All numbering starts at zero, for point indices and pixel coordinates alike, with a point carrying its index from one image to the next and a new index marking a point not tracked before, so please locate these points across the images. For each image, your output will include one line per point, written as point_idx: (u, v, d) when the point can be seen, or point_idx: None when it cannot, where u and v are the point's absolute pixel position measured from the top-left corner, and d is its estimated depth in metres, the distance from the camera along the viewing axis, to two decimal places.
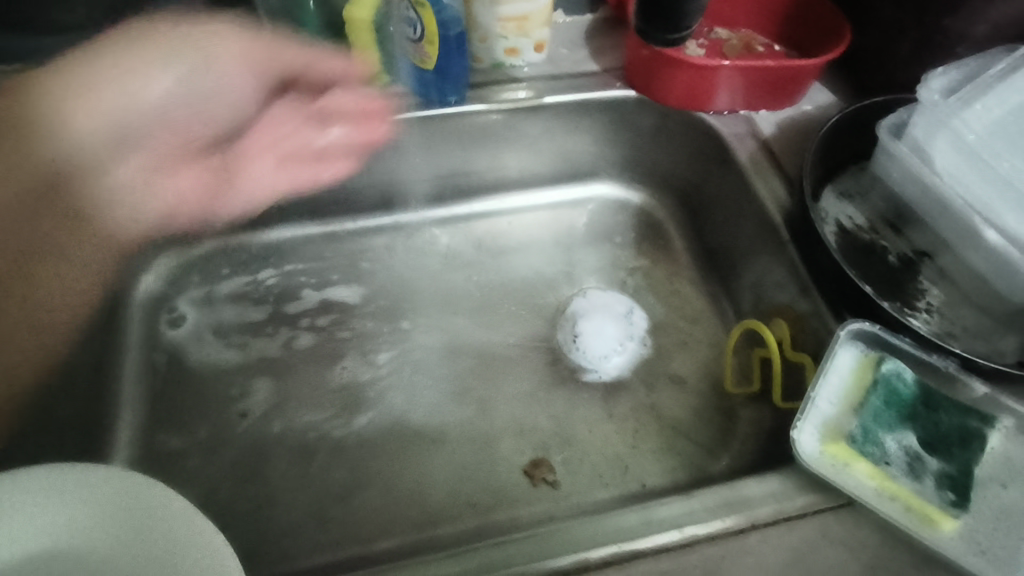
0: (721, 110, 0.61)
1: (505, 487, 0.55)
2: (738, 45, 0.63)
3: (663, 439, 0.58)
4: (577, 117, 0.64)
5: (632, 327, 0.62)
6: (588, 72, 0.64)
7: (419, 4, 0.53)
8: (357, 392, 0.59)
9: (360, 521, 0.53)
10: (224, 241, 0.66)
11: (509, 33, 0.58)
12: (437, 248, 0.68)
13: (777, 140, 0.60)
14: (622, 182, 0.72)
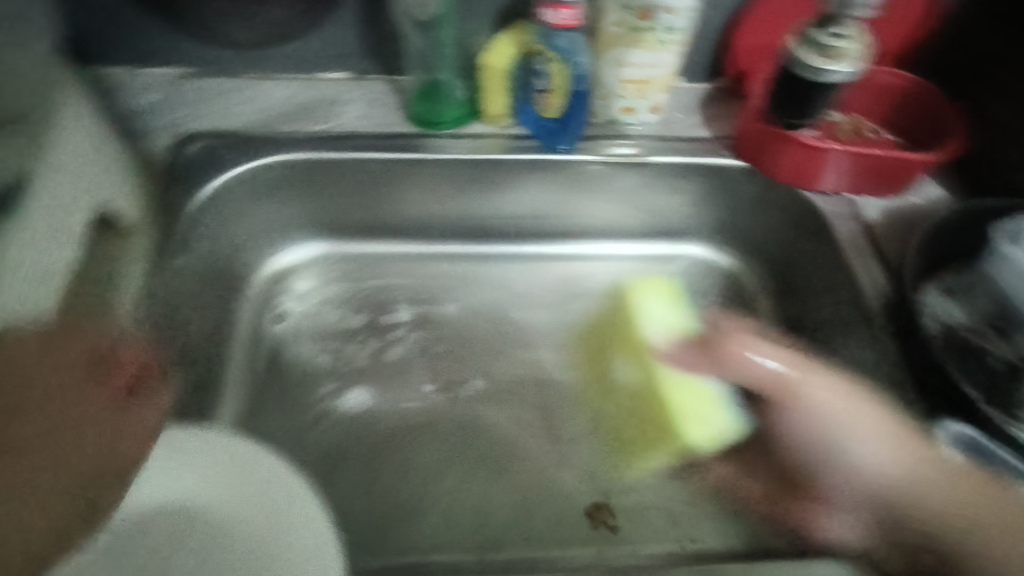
0: (826, 190, 0.62)
1: (567, 523, 0.56)
2: (851, 130, 0.63)
3: (732, 505, 0.58)
4: (681, 178, 0.67)
5: None
6: (700, 137, 0.66)
7: (553, 59, 0.57)
8: (437, 414, 0.61)
9: (425, 533, 0.55)
10: (334, 245, 0.69)
11: (629, 93, 0.61)
12: (526, 282, 0.71)
13: (881, 225, 0.61)
14: (713, 244, 0.73)
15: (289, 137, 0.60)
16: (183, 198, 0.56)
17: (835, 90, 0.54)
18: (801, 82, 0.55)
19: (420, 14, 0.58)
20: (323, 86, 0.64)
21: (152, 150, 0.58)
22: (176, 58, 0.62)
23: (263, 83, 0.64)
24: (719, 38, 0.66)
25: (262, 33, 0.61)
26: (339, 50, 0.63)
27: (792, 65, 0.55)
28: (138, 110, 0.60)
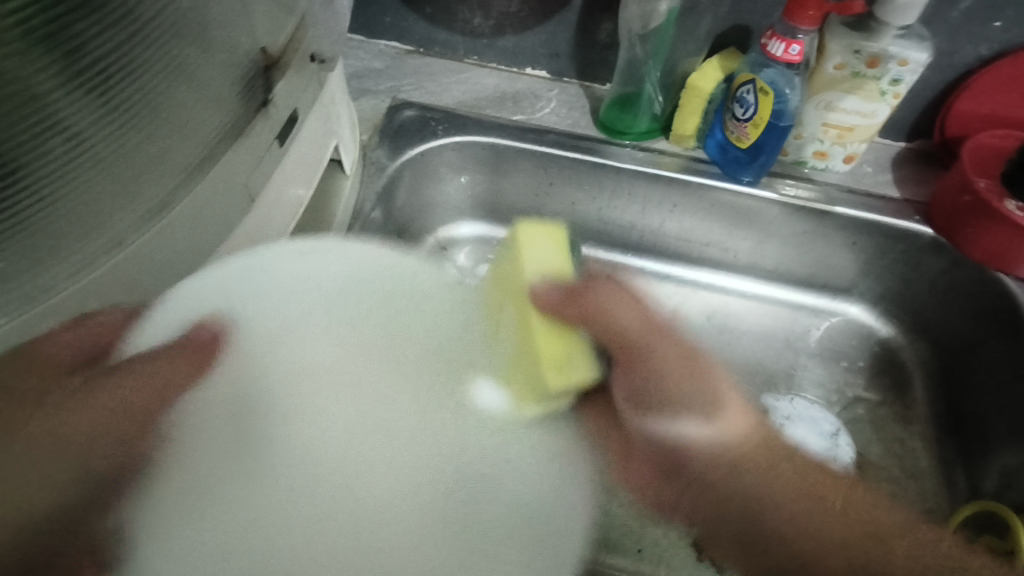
0: None
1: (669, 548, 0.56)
2: None
3: None
4: (860, 235, 0.64)
5: (837, 450, 0.61)
6: (889, 196, 0.63)
7: (762, 90, 0.56)
8: None
9: None
10: (494, 228, 0.72)
11: (827, 138, 0.60)
12: (670, 305, 0.71)
13: None
14: (874, 310, 0.70)
15: (489, 120, 0.65)
16: (390, 156, 0.61)
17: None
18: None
19: (637, 28, 0.59)
20: (529, 80, 0.69)
21: (371, 109, 0.65)
22: (407, 35, 0.70)
23: (478, 69, 0.70)
24: (936, 100, 0.62)
25: (490, 24, 0.66)
26: (550, 50, 0.67)
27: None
28: (365, 70, 0.68)
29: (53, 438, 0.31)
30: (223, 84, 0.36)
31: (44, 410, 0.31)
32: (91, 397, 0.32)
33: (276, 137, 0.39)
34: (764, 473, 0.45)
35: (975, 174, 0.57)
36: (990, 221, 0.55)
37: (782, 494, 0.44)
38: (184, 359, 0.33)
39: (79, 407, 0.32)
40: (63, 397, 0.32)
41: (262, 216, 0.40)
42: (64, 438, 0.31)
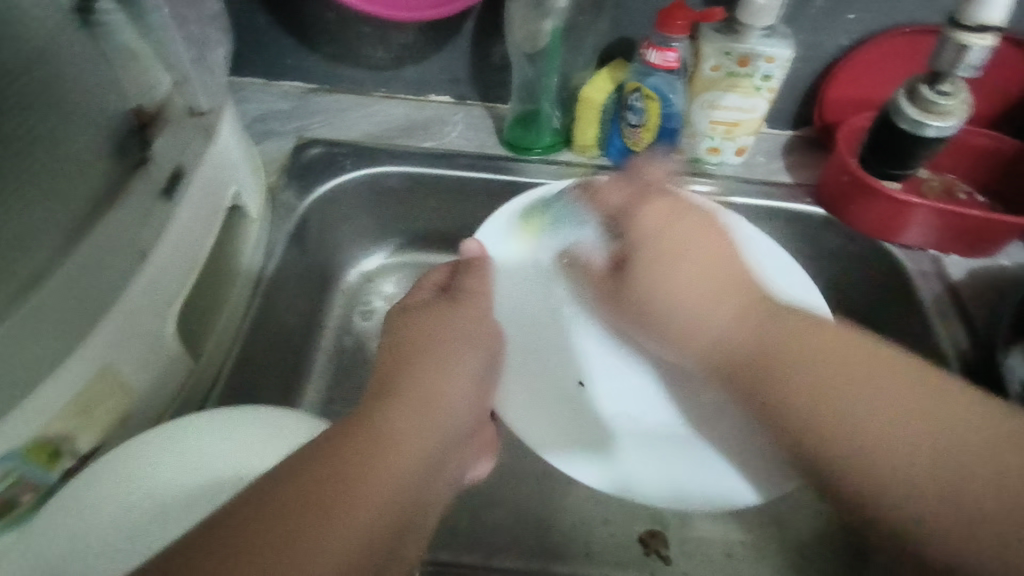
0: (910, 245, 0.62)
1: (618, 545, 0.55)
2: (939, 188, 0.63)
3: (786, 553, 0.55)
4: (764, 221, 0.67)
5: None
6: (782, 182, 0.67)
7: (649, 97, 0.59)
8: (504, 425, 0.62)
9: (480, 534, 0.55)
10: (417, 254, 0.72)
11: (716, 134, 0.64)
12: None
13: (966, 285, 0.60)
14: None
15: (396, 149, 0.65)
16: (300, 197, 0.61)
17: (937, 143, 0.53)
18: (899, 135, 0.53)
19: (528, 48, 0.62)
20: (434, 107, 0.70)
21: (277, 151, 0.65)
22: (309, 74, 0.70)
23: (390, 100, 0.70)
24: (810, 90, 0.67)
25: (388, 57, 0.67)
26: (450, 76, 0.69)
27: (890, 112, 0.53)
28: (270, 113, 0.68)
29: (334, 532, 0.30)
30: (90, 147, 0.39)
31: (297, 529, 0.29)
32: (320, 509, 0.30)
33: (161, 192, 0.40)
34: (797, 344, 0.39)
35: (847, 153, 0.60)
36: (867, 195, 0.59)
37: (867, 398, 0.35)
38: (331, 450, 0.33)
39: (291, 515, 0.29)
40: (288, 527, 0.29)
41: (155, 274, 0.39)
42: (345, 533, 0.30)
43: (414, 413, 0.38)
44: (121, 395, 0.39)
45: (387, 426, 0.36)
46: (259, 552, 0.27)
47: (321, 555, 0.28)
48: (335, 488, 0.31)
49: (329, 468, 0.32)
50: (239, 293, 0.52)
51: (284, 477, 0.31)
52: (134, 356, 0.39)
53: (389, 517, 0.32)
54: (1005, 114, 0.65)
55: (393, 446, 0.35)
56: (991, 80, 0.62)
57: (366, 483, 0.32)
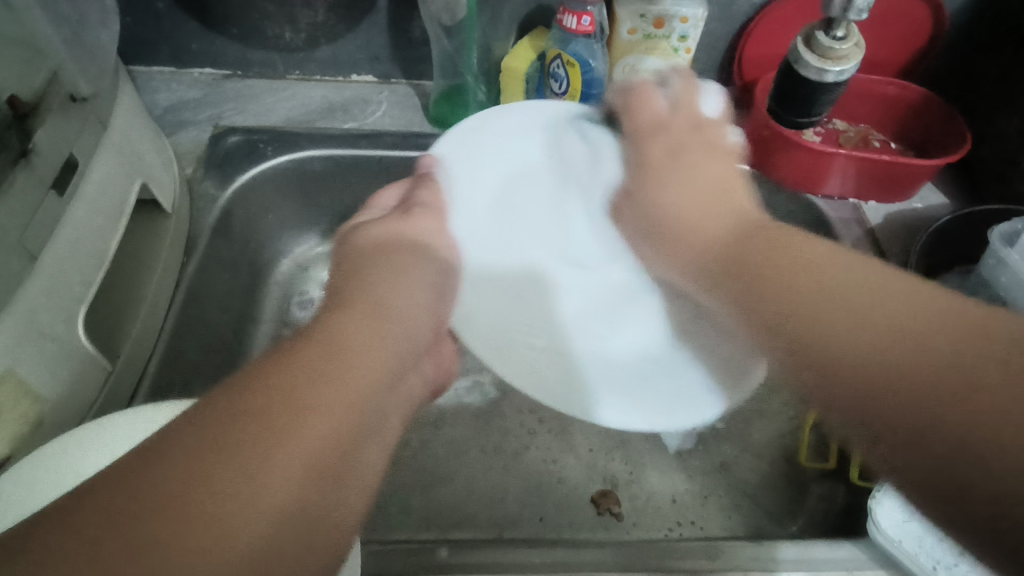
0: (832, 195, 0.64)
1: (571, 509, 0.55)
2: (856, 138, 0.66)
3: (731, 496, 0.57)
4: None
5: None
6: None
7: (569, 64, 0.59)
8: (452, 401, 0.61)
9: (432, 513, 0.54)
10: None
11: None
12: None
13: (884, 230, 0.62)
14: None
15: (317, 132, 0.63)
16: (220, 187, 0.59)
17: (836, 88, 0.55)
18: (802, 83, 0.55)
19: (446, 20, 0.60)
20: (356, 87, 0.68)
21: (192, 142, 0.62)
22: (219, 59, 0.67)
23: (303, 84, 0.68)
24: (728, 50, 0.68)
25: (302, 37, 0.65)
26: (370, 54, 0.67)
27: (791, 61, 0.55)
28: (181, 103, 0.65)
29: (254, 508, 0.24)
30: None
31: (211, 492, 0.24)
32: (239, 475, 0.24)
33: (51, 187, 0.39)
34: (776, 248, 0.35)
35: (764, 109, 0.61)
36: (785, 149, 0.60)
37: (816, 301, 0.30)
38: (278, 394, 0.27)
39: (207, 473, 0.24)
40: (211, 485, 0.24)
41: (55, 274, 0.38)
42: (263, 512, 0.24)
43: (369, 316, 0.34)
44: (28, 403, 0.37)
45: (340, 331, 0.32)
46: (209, 460, 0.25)
47: (239, 532, 0.24)
48: (272, 440, 0.26)
49: (283, 378, 0.28)
50: (156, 286, 0.50)
51: (239, 391, 0.28)
52: (37, 361, 0.37)
53: (340, 433, 0.28)
54: (909, 61, 0.67)
55: (345, 358, 0.31)
56: (895, 28, 0.65)
57: (324, 396, 0.28)
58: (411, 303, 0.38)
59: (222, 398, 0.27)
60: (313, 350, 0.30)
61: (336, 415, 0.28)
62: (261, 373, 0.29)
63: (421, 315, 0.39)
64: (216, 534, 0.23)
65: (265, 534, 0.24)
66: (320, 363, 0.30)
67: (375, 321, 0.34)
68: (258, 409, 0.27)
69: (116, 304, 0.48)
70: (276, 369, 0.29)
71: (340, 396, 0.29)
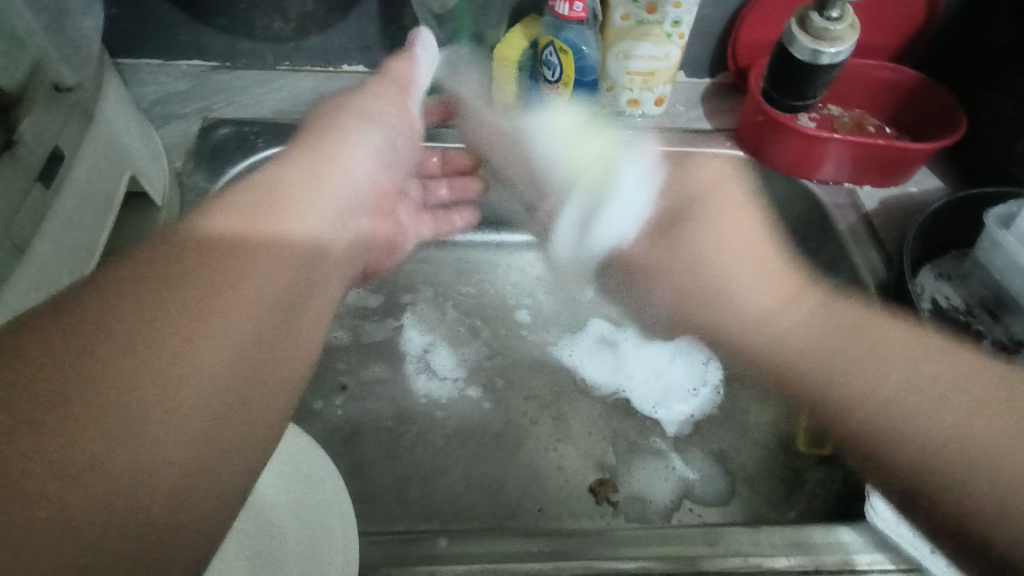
0: (827, 180, 0.64)
1: (570, 498, 0.55)
2: (850, 123, 0.65)
3: (729, 483, 0.57)
4: None
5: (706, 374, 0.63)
6: (702, 129, 0.68)
7: (562, 50, 0.59)
8: (448, 393, 0.61)
9: (430, 505, 0.54)
10: None
11: (635, 86, 0.63)
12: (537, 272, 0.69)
13: (879, 215, 0.62)
14: None
15: (308, 123, 0.63)
16: (211, 180, 0.58)
17: (831, 70, 0.55)
18: (797, 66, 0.54)
19: (436, 8, 0.61)
20: (347, 77, 0.68)
21: (181, 135, 0.61)
22: (207, 50, 0.66)
23: (293, 75, 0.67)
24: (722, 35, 0.67)
25: (291, 27, 0.64)
26: (360, 44, 0.66)
27: (785, 44, 0.54)
28: (169, 95, 0.64)
29: (131, 452, 0.27)
30: None
31: (77, 432, 0.26)
32: (96, 417, 0.27)
33: (37, 179, 0.38)
34: (865, 341, 0.40)
35: (760, 94, 0.61)
36: (780, 133, 0.60)
37: (862, 359, 0.40)
38: (130, 324, 0.29)
39: (69, 416, 0.27)
40: (69, 423, 0.26)
41: (42, 267, 0.38)
42: (139, 456, 0.27)
43: (248, 239, 0.37)
44: None
45: (233, 255, 0.35)
46: (79, 413, 0.27)
47: (115, 476, 0.26)
48: (134, 374, 0.28)
49: (144, 303, 0.30)
50: None
51: (110, 312, 0.30)
52: None
53: (223, 352, 0.31)
54: (903, 44, 0.67)
55: (238, 280, 0.34)
56: (889, 10, 0.64)
57: (210, 314, 0.32)
58: (292, 228, 0.40)
59: (105, 320, 0.29)
60: (148, 278, 0.32)
61: (198, 349, 0.30)
62: (115, 296, 0.30)
63: (306, 245, 0.40)
64: (91, 484, 0.26)
65: (141, 486, 0.27)
66: (189, 288, 0.32)
67: (225, 249, 0.35)
68: (117, 341, 0.29)
69: None
70: (101, 295, 0.30)
71: (218, 325, 0.32)
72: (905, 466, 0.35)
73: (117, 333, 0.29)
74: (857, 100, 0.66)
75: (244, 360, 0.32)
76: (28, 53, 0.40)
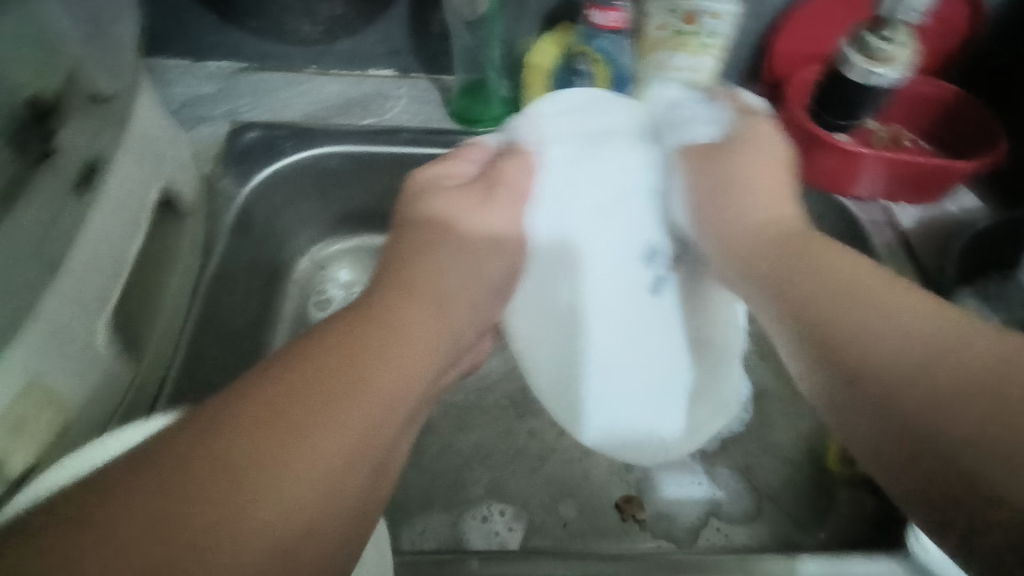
0: (861, 196, 0.62)
1: (595, 514, 0.55)
2: (886, 137, 0.64)
3: (757, 503, 0.56)
4: None
5: None
6: None
7: (594, 61, 0.59)
8: (474, 403, 0.60)
9: (453, 518, 0.54)
10: (363, 237, 0.68)
11: None
12: None
13: (915, 234, 0.61)
14: None
15: (335, 127, 0.62)
16: (239, 184, 0.57)
17: (886, 91, 0.54)
18: (846, 85, 0.53)
19: (468, 14, 0.60)
20: (375, 81, 0.67)
21: (209, 138, 0.61)
22: (235, 52, 0.65)
23: (321, 78, 0.67)
24: (757, 44, 0.66)
25: (321, 30, 0.63)
26: (389, 47, 0.65)
27: (840, 66, 0.53)
28: (197, 97, 0.64)
29: (277, 508, 0.26)
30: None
31: (253, 471, 0.26)
32: (271, 462, 0.27)
33: (73, 189, 0.38)
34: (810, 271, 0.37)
35: (799, 109, 0.59)
36: (818, 149, 0.59)
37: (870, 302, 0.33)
38: (317, 374, 0.31)
39: (243, 451, 0.26)
40: (246, 459, 0.26)
41: (77, 279, 0.38)
42: (288, 512, 0.26)
43: (423, 303, 0.39)
44: (54, 412, 0.36)
45: (402, 313, 0.37)
46: (229, 450, 0.26)
47: (270, 532, 0.25)
48: (311, 426, 0.28)
49: (332, 354, 0.32)
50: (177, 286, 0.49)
51: (296, 359, 0.31)
52: (60, 369, 0.36)
53: (377, 423, 0.31)
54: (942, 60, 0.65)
55: (392, 352, 0.34)
56: (932, 23, 0.63)
57: (372, 378, 0.32)
58: (454, 298, 0.42)
59: (292, 367, 0.31)
60: (337, 334, 0.33)
61: (369, 420, 0.30)
62: (317, 347, 0.32)
63: (456, 306, 0.42)
64: (237, 537, 0.24)
65: (286, 523, 0.26)
66: (365, 352, 0.33)
67: (417, 315, 0.37)
68: (307, 393, 0.29)
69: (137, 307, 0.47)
70: (295, 347, 0.32)
71: (376, 393, 0.31)
72: (889, 411, 0.29)
73: (306, 380, 0.30)
74: (894, 114, 0.65)
75: (391, 438, 0.31)
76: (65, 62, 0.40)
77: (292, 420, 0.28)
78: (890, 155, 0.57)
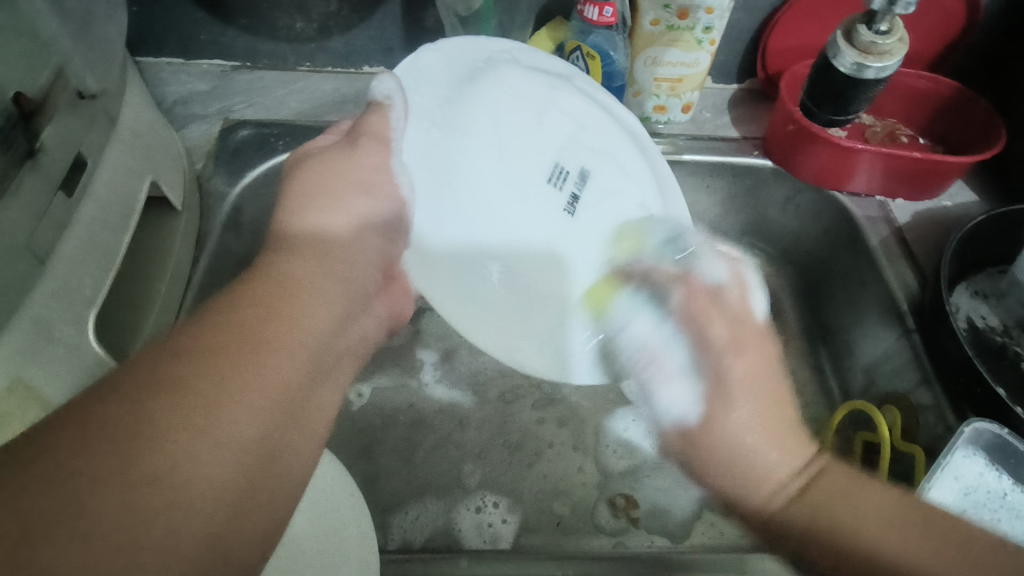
0: (857, 192, 0.62)
1: (586, 511, 0.54)
2: (882, 133, 0.63)
3: None
4: (711, 177, 0.66)
5: None
6: (730, 137, 0.66)
7: (590, 56, 0.57)
8: (468, 398, 0.60)
9: (445, 515, 0.53)
10: None
11: (662, 91, 0.62)
12: None
13: (911, 229, 0.60)
14: (743, 244, 0.71)
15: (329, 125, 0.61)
16: (230, 183, 0.57)
17: (876, 84, 0.53)
18: (835, 77, 0.53)
19: (462, 10, 0.59)
20: (369, 79, 0.67)
21: (203, 136, 0.61)
22: (229, 50, 0.65)
23: (314, 76, 0.66)
24: (753, 40, 0.65)
25: (313, 27, 0.63)
26: (383, 45, 0.65)
27: (829, 57, 0.53)
28: (190, 95, 0.64)
29: (203, 481, 0.25)
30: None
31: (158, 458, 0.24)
32: (163, 459, 0.24)
33: (59, 187, 0.38)
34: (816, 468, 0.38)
35: (791, 105, 0.59)
36: (813, 146, 0.58)
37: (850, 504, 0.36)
38: (216, 352, 0.28)
39: (117, 460, 0.23)
40: (115, 470, 0.23)
41: (63, 277, 0.37)
42: (201, 500, 0.25)
43: (316, 260, 0.36)
44: (41, 409, 0.36)
45: (288, 272, 0.34)
46: (140, 437, 0.24)
47: (189, 512, 0.24)
48: (203, 418, 0.26)
49: (243, 305, 0.31)
50: (167, 284, 0.49)
51: (189, 332, 0.29)
52: (48, 367, 0.36)
53: (291, 382, 0.30)
54: (939, 53, 0.65)
55: (299, 294, 0.33)
56: (929, 17, 0.62)
57: (280, 341, 0.31)
58: (356, 262, 0.39)
59: (173, 349, 0.28)
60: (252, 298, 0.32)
61: (288, 376, 0.30)
62: (209, 324, 0.30)
63: (367, 265, 0.39)
64: (157, 531, 0.23)
65: (219, 493, 0.25)
66: (254, 317, 0.31)
67: (324, 278, 0.36)
68: (183, 378, 0.27)
69: (127, 303, 0.47)
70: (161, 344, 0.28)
71: (285, 364, 0.30)
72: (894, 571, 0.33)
73: (221, 345, 0.29)
74: (890, 108, 0.64)
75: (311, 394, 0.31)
76: (51, 60, 0.41)
77: (176, 399, 0.26)
78: (884, 152, 0.56)
